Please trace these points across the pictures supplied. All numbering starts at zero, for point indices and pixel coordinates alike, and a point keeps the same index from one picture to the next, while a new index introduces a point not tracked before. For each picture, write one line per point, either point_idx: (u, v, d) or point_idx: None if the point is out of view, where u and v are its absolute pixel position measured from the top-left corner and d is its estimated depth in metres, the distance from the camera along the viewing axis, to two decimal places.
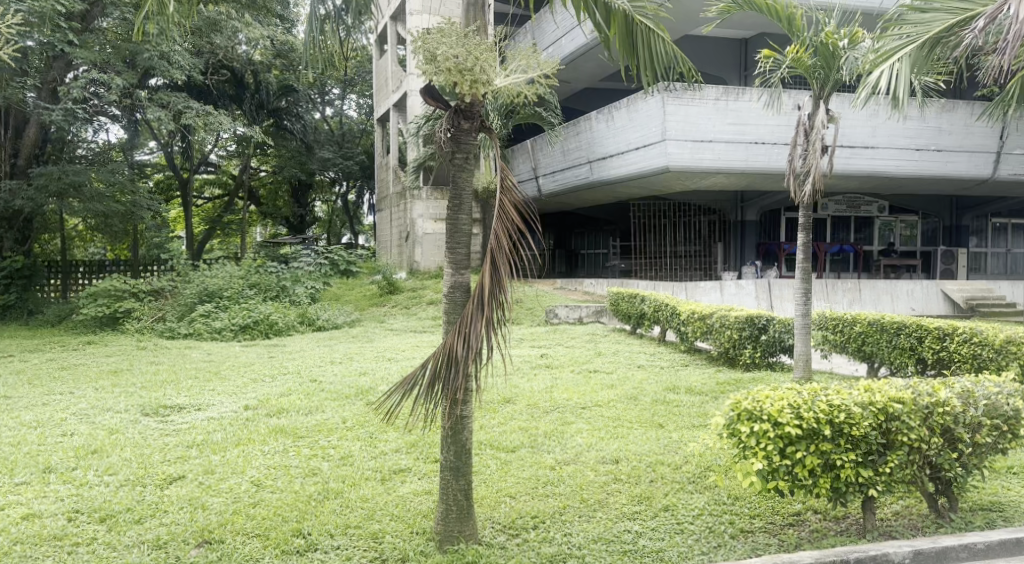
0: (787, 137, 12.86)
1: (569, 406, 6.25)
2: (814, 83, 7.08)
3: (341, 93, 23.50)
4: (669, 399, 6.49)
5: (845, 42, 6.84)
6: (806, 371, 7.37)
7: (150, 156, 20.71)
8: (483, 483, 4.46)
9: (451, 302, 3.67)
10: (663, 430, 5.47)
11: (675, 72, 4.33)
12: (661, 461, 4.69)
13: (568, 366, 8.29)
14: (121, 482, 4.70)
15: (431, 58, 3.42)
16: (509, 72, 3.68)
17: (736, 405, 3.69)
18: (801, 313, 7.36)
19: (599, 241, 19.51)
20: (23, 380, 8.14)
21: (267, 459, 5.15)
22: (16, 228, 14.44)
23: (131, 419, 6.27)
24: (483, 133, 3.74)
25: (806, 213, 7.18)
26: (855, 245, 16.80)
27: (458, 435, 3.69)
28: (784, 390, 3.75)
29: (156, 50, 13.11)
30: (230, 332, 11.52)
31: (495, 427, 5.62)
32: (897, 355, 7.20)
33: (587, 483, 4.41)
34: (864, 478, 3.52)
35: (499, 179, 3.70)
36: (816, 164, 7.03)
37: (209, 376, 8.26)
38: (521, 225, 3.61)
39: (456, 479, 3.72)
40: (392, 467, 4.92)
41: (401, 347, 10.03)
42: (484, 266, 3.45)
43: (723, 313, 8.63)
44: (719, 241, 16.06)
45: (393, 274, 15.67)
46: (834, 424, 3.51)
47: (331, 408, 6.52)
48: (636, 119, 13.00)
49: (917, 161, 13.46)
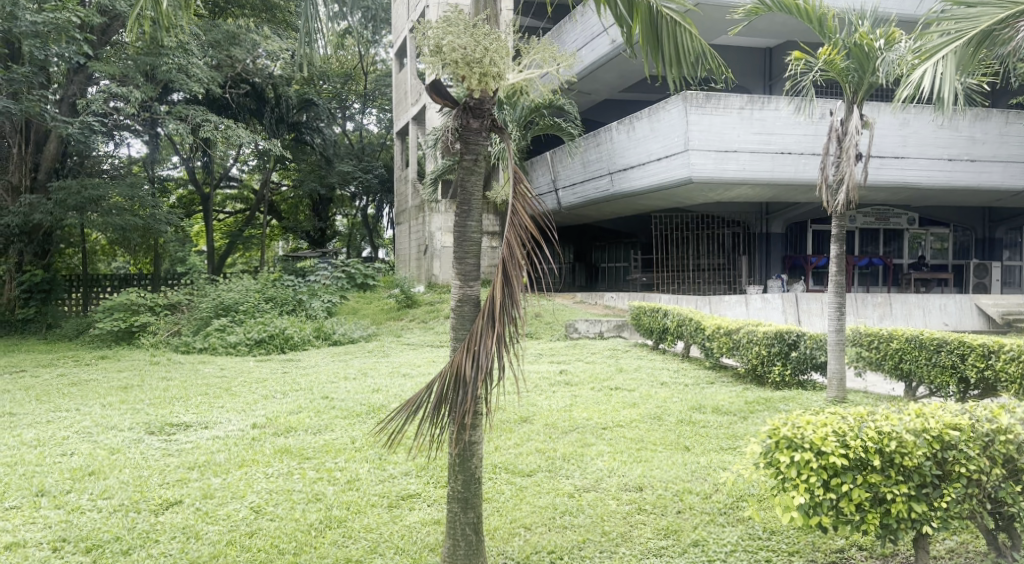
0: (815, 147, 12.48)
1: (589, 427, 5.91)
2: (847, 87, 6.72)
3: (361, 107, 23.32)
4: (695, 420, 6.13)
5: (881, 43, 6.45)
6: (840, 391, 7.01)
7: (172, 172, 20.76)
8: (495, 513, 4.14)
9: (459, 316, 3.38)
10: (689, 454, 5.15)
11: (704, 70, 4.00)
12: (689, 490, 4.34)
13: (588, 383, 7.94)
14: (114, 507, 4.44)
15: (436, 50, 3.19)
16: (523, 67, 3.44)
17: (774, 432, 3.35)
18: (835, 328, 7.00)
19: (619, 254, 19.18)
20: (31, 396, 7.95)
21: (270, 482, 4.87)
22: (35, 242, 14.39)
23: (134, 438, 6.03)
24: (495, 133, 3.45)
25: (840, 225, 6.82)
26: (885, 258, 16.33)
27: (466, 463, 3.40)
28: (827, 414, 3.40)
29: (175, 63, 12.86)
30: (246, 347, 11.31)
31: (510, 449, 5.31)
32: (937, 374, 6.79)
33: (609, 514, 4.07)
34: (918, 514, 3.12)
35: (513, 186, 3.42)
36: (851, 173, 6.68)
37: (219, 392, 8.02)
38: (537, 235, 3.32)
39: (465, 512, 3.43)
40: (400, 492, 4.63)
41: (417, 362, 9.74)
42: (495, 279, 3.17)
43: (750, 328, 8.25)
44: (743, 253, 15.50)
45: (412, 287, 15.41)
46: (883, 453, 3.16)
47: (340, 427, 6.23)
48: (659, 130, 12.70)
49: (949, 171, 12.98)
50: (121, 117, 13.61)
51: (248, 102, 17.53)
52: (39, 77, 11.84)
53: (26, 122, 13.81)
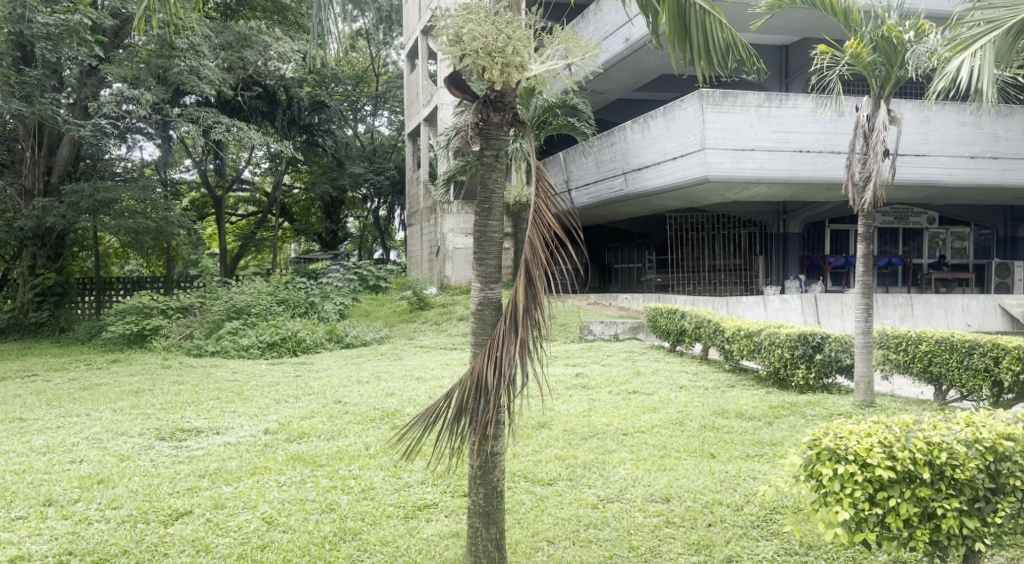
0: (834, 145, 12.26)
1: (610, 432, 5.74)
2: (874, 82, 6.51)
3: (373, 109, 23.18)
4: (718, 426, 5.94)
5: (910, 35, 6.23)
6: (868, 395, 6.78)
7: (185, 174, 20.70)
8: (516, 525, 3.97)
9: (480, 321, 3.20)
10: (716, 461, 4.97)
11: (736, 60, 3.80)
12: (719, 501, 4.15)
13: (606, 387, 7.75)
14: (122, 518, 4.31)
15: (456, 40, 3.04)
16: (546, 58, 3.29)
17: (815, 442, 3.16)
18: (862, 330, 6.77)
19: (633, 255, 18.98)
20: (41, 401, 7.83)
21: (283, 491, 4.71)
22: (49, 245, 14.31)
23: (144, 444, 5.90)
24: (515, 128, 3.28)
25: (867, 224, 6.61)
26: (904, 258, 16.06)
27: (487, 475, 3.26)
28: (870, 424, 3.21)
29: (187, 64, 12.61)
30: (258, 351, 11.17)
31: (528, 456, 5.14)
32: (970, 378, 6.57)
33: (635, 527, 3.89)
34: (970, 530, 2.92)
35: (536, 185, 3.25)
36: (879, 169, 6.46)
37: (231, 397, 7.89)
38: (560, 234, 3.15)
39: (487, 527, 3.30)
40: (417, 502, 4.48)
41: (430, 365, 9.59)
42: (517, 281, 3.00)
43: (772, 330, 8.03)
44: (759, 254, 15.26)
45: (424, 289, 15.24)
46: (933, 465, 2.96)
47: (354, 433, 6.07)
48: (674, 128, 12.50)
49: (972, 169, 12.72)
50: (132, 119, 13.51)
51: (259, 104, 17.40)
52: (51, 80, 11.75)
53: (40, 125, 13.76)
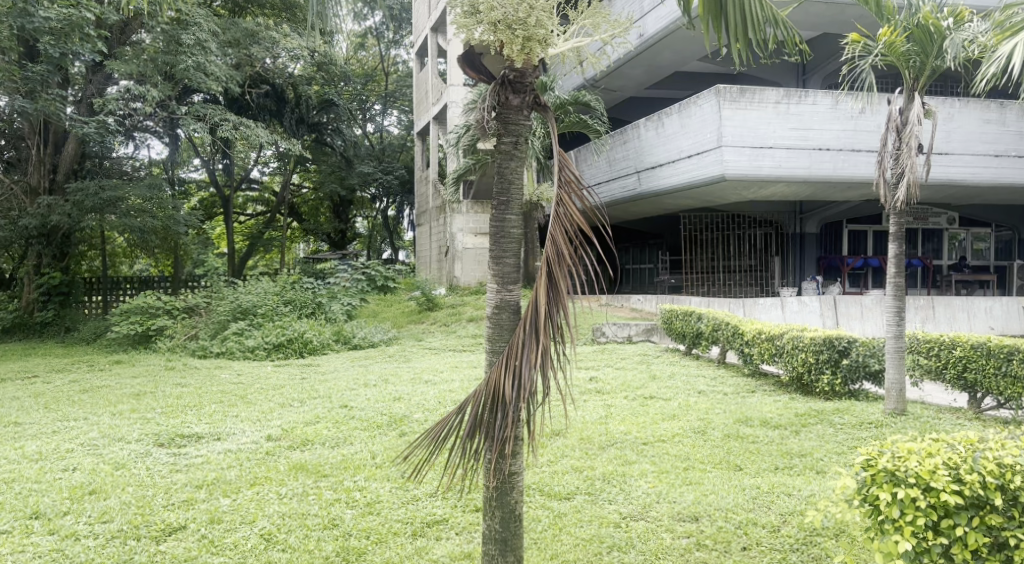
0: (854, 143, 11.90)
1: (630, 441, 5.43)
2: (907, 73, 6.20)
3: (382, 108, 22.92)
4: (743, 435, 5.62)
5: (949, 22, 5.90)
6: (900, 403, 6.42)
7: (192, 173, 20.50)
8: (534, 546, 3.68)
9: (496, 325, 2.90)
10: (743, 475, 4.66)
11: (777, 42, 3.48)
12: (752, 521, 3.85)
13: (621, 391, 7.46)
14: (112, 534, 4.04)
15: (472, 12, 2.79)
16: (568, 35, 3.04)
17: (870, 463, 2.85)
18: (893, 335, 6.42)
19: (645, 256, 18.73)
20: (39, 404, 7.61)
21: (283, 504, 4.43)
22: (54, 243, 14.09)
23: (141, 451, 5.64)
24: (535, 111, 3.00)
25: (899, 222, 6.27)
26: (923, 259, 15.70)
27: (504, 498, 2.99)
28: (930, 442, 2.92)
29: (194, 60, 12.28)
30: (263, 352, 10.91)
31: (544, 467, 4.83)
32: (1007, 386, 6.25)
33: (663, 550, 3.60)
34: None
35: (558, 175, 2.96)
36: (912, 165, 6.10)
37: (235, 400, 7.63)
38: (585, 228, 2.85)
39: (503, 555, 3.02)
40: (426, 518, 4.19)
41: (439, 368, 9.29)
42: (538, 281, 2.70)
43: (795, 333, 7.68)
44: (776, 255, 14.89)
45: (433, 289, 14.95)
46: (1006, 490, 2.66)
47: (359, 440, 5.80)
48: (689, 126, 12.18)
49: (996, 168, 12.32)
50: (136, 116, 13.27)
51: (268, 102, 17.20)
52: (56, 75, 11.50)
53: (45, 123, 13.60)
